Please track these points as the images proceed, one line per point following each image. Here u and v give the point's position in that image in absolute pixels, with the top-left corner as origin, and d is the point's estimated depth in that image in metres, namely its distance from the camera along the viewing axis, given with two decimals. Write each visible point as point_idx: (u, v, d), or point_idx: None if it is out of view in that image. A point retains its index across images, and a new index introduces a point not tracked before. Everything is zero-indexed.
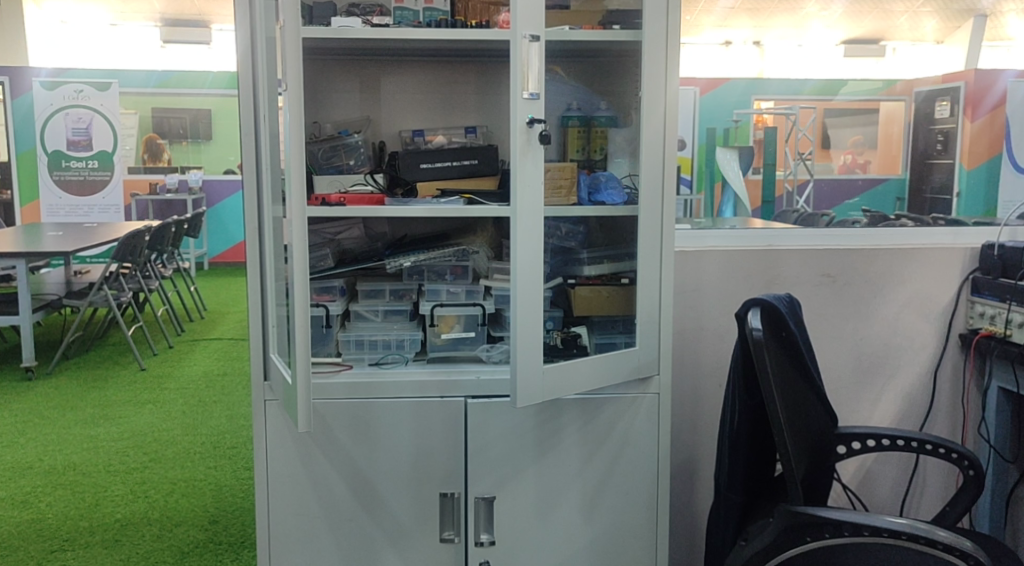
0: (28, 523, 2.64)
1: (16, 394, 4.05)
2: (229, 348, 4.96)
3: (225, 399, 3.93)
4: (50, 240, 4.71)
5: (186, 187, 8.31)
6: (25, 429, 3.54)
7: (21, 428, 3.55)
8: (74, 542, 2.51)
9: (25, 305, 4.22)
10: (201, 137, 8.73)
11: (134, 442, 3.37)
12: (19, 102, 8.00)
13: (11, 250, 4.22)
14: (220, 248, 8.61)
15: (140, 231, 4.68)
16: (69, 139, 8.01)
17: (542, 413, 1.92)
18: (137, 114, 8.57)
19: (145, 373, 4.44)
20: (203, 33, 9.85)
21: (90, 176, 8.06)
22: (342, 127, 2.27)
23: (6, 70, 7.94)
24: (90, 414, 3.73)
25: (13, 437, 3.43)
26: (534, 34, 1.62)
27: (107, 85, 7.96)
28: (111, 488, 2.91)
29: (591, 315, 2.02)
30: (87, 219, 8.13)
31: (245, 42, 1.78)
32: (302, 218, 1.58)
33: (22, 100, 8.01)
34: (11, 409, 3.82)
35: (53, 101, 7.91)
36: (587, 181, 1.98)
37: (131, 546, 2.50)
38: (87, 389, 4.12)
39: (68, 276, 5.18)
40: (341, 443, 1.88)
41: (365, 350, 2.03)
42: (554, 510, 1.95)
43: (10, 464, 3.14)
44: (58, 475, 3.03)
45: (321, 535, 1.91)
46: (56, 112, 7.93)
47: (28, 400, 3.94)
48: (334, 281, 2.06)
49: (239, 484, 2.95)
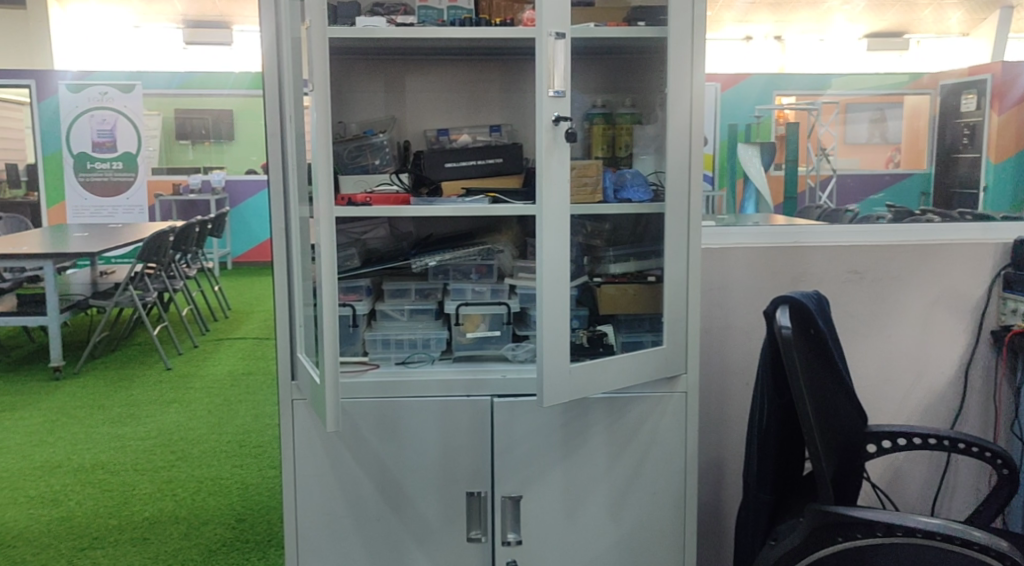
0: (57, 522, 2.66)
1: (44, 394, 4.09)
2: (254, 347, 4.99)
3: (251, 398, 3.95)
4: (77, 240, 4.76)
5: (209, 187, 8.39)
6: (54, 427, 3.57)
7: (50, 427, 3.58)
8: (103, 540, 2.54)
9: (52, 305, 4.25)
10: (224, 138, 8.83)
11: (161, 440, 3.39)
12: (45, 104, 8.08)
13: (38, 251, 4.24)
14: (243, 248, 8.64)
15: (164, 232, 4.70)
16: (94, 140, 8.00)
17: (568, 412, 1.91)
18: (160, 115, 8.60)
19: (170, 372, 4.46)
20: (224, 34, 9.94)
21: (115, 177, 8.10)
22: (368, 127, 2.26)
23: (32, 73, 8.03)
24: (117, 414, 3.75)
25: (42, 437, 3.46)
26: (559, 32, 1.61)
27: (130, 87, 7.92)
28: (139, 486, 2.93)
29: (617, 313, 2.01)
30: (111, 220, 8.16)
31: (269, 42, 1.79)
32: (329, 218, 1.60)
33: (49, 103, 8.08)
34: (40, 408, 3.85)
35: (79, 103, 7.90)
36: (613, 177, 1.98)
37: (160, 544, 2.52)
38: (114, 388, 4.16)
39: (94, 276, 5.22)
40: (368, 442, 1.88)
41: (391, 350, 2.03)
42: (580, 509, 1.94)
43: (39, 463, 3.17)
44: (87, 473, 3.05)
45: (348, 536, 1.91)
46: (81, 114, 7.90)
47: (56, 400, 3.97)
48: (360, 281, 2.07)
49: (265, 483, 2.97)
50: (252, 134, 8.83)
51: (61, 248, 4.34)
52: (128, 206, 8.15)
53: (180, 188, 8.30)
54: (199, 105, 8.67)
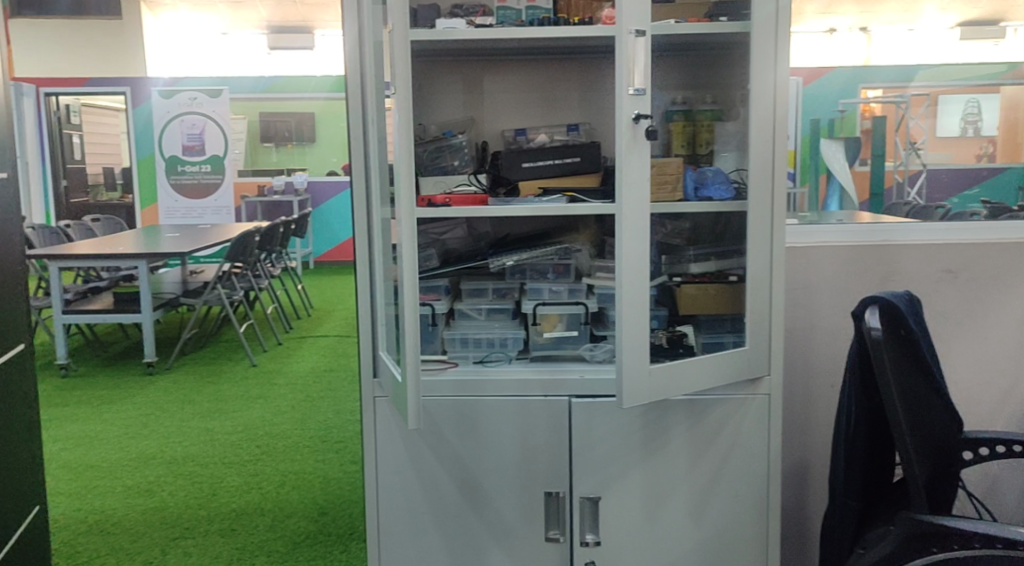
0: (152, 511, 2.78)
1: (139, 388, 4.27)
2: (335, 344, 5.10)
3: (332, 395, 4.05)
4: (168, 241, 4.96)
5: (292, 190, 8.63)
6: (148, 421, 3.73)
7: (144, 420, 3.74)
8: (194, 530, 2.64)
9: (146, 303, 4.44)
10: (306, 141, 9.03)
11: (248, 435, 3.50)
12: (139, 111, 8.42)
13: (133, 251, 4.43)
14: (324, 248, 8.85)
15: (249, 232, 4.84)
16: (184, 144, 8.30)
17: (648, 414, 1.89)
18: (246, 119, 8.98)
19: (255, 368, 4.61)
20: (306, 38, 10.23)
21: (204, 179, 8.37)
22: (447, 128, 2.29)
23: (127, 81, 8.39)
24: (206, 409, 3.89)
25: (137, 429, 3.62)
26: (640, 29, 1.59)
27: (218, 92, 8.17)
28: (227, 479, 3.04)
29: (698, 314, 1.98)
30: (200, 221, 8.45)
31: (352, 47, 1.82)
32: (410, 219, 1.62)
33: (142, 109, 8.43)
34: (135, 402, 4.03)
35: (171, 110, 8.22)
36: (694, 175, 1.94)
37: (247, 535, 2.60)
38: (203, 384, 4.31)
39: (184, 276, 5.43)
40: (447, 440, 1.90)
41: (469, 348, 2.04)
42: (660, 511, 1.92)
43: (135, 454, 3.31)
44: (179, 465, 3.18)
45: (428, 532, 1.94)
46: (173, 119, 8.24)
47: (149, 394, 4.14)
48: (439, 281, 2.09)
49: (346, 478, 3.03)
50: (332, 136, 9.03)
51: (154, 249, 4.52)
52: (216, 208, 8.41)
53: (264, 189, 8.56)
54: (282, 108, 8.93)
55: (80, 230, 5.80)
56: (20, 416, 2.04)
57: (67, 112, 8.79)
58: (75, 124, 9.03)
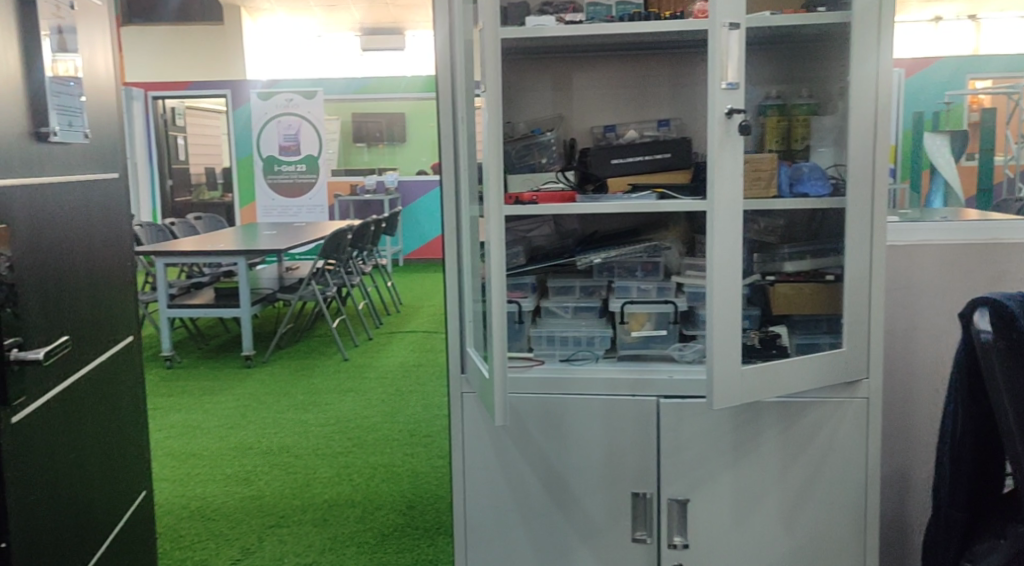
0: (250, 499, 2.89)
1: (238, 380, 4.45)
2: (424, 340, 5.19)
3: (421, 389, 4.12)
4: (266, 238, 5.14)
5: (383, 187, 8.79)
6: (247, 412, 3.87)
7: (243, 411, 3.89)
8: (288, 519, 2.72)
9: (245, 298, 4.61)
10: (397, 140, 9.31)
11: (340, 427, 3.60)
12: (239, 113, 8.77)
13: (233, 248, 4.60)
14: (413, 246, 9.01)
15: (342, 230, 4.97)
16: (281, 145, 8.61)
17: (739, 415, 1.85)
18: (339, 120, 9.30)
19: (347, 362, 4.73)
20: (397, 39, 10.47)
21: (299, 179, 8.66)
22: (536, 126, 2.29)
23: (228, 84, 8.74)
24: (301, 401, 4.01)
25: (236, 419, 3.76)
26: (734, 22, 1.55)
27: (312, 94, 8.49)
28: (319, 470, 3.13)
29: (791, 314, 1.92)
30: (296, 219, 8.73)
31: (443, 47, 1.84)
32: (499, 216, 1.63)
33: (242, 111, 8.77)
34: (234, 393, 4.19)
35: (268, 110, 8.54)
36: (789, 172, 1.85)
37: (339, 526, 2.67)
38: (298, 377, 4.46)
39: (281, 272, 5.62)
40: (534, 438, 1.91)
41: (555, 346, 2.04)
42: (751, 515, 1.88)
43: (235, 444, 3.44)
44: (275, 456, 3.29)
45: (514, 529, 1.95)
46: (270, 120, 8.54)
47: (248, 386, 4.31)
48: (526, 278, 2.11)
49: (433, 472, 3.08)
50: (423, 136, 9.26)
51: (253, 246, 4.69)
52: (310, 207, 8.69)
53: (356, 188, 8.80)
54: (374, 109, 9.17)
55: (183, 227, 6.07)
56: (128, 405, 2.15)
57: (172, 114, 9.18)
58: (179, 126, 9.38)
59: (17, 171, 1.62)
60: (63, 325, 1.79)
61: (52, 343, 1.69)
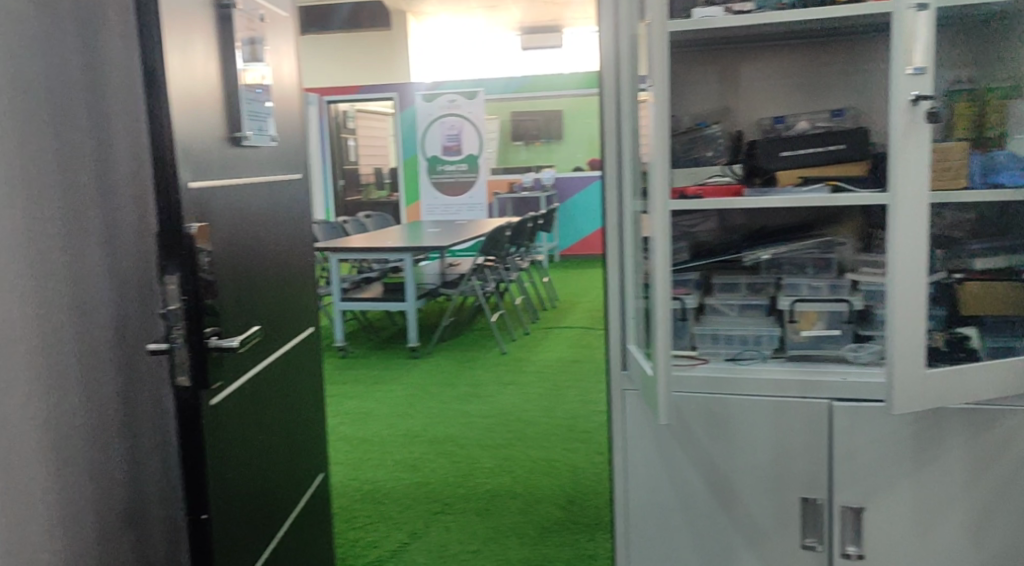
0: (415, 485, 3.01)
1: (404, 370, 4.65)
2: (581, 336, 5.22)
3: (578, 385, 4.15)
4: (430, 235, 5.35)
5: (541, 186, 8.96)
6: (413, 401, 4.04)
7: (409, 400, 4.06)
8: (451, 507, 2.82)
9: (411, 292, 4.81)
10: (554, 138, 9.56)
11: (500, 419, 3.68)
12: (404, 114, 9.17)
13: (400, 245, 4.81)
14: (568, 242, 9.08)
15: (501, 227, 5.08)
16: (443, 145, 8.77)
17: (922, 422, 1.74)
18: (499, 118, 9.55)
19: (506, 356, 4.84)
20: (555, 38, 10.63)
21: (461, 178, 8.82)
22: (701, 119, 2.24)
23: (394, 88, 9.15)
24: (463, 392, 4.14)
25: (403, 408, 3.94)
26: (922, 2, 1.45)
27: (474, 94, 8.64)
28: (480, 460, 3.22)
29: (983, 315, 1.77)
30: (456, 218, 8.90)
31: (608, 43, 1.84)
32: (664, 212, 1.61)
33: (407, 113, 9.16)
34: (401, 383, 4.39)
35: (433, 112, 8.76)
36: (982, 160, 1.72)
37: (500, 516, 2.73)
38: (460, 369, 4.61)
39: (443, 267, 5.82)
40: (697, 438, 1.87)
41: (719, 345, 2.00)
42: (935, 529, 1.77)
43: (402, 431, 3.60)
44: (438, 444, 3.41)
45: (677, 529, 1.92)
46: (434, 121, 8.74)
47: (413, 377, 4.49)
48: (689, 275, 2.07)
49: (592, 468, 3.09)
50: (582, 132, 9.50)
51: (418, 242, 4.89)
52: (470, 205, 8.86)
53: (514, 185, 9.02)
54: (532, 107, 9.45)
55: (355, 225, 6.43)
56: (309, 391, 2.30)
57: (344, 118, 9.79)
58: (351, 128, 10.01)
59: (217, 174, 1.78)
60: (255, 315, 1.94)
61: (246, 331, 1.84)
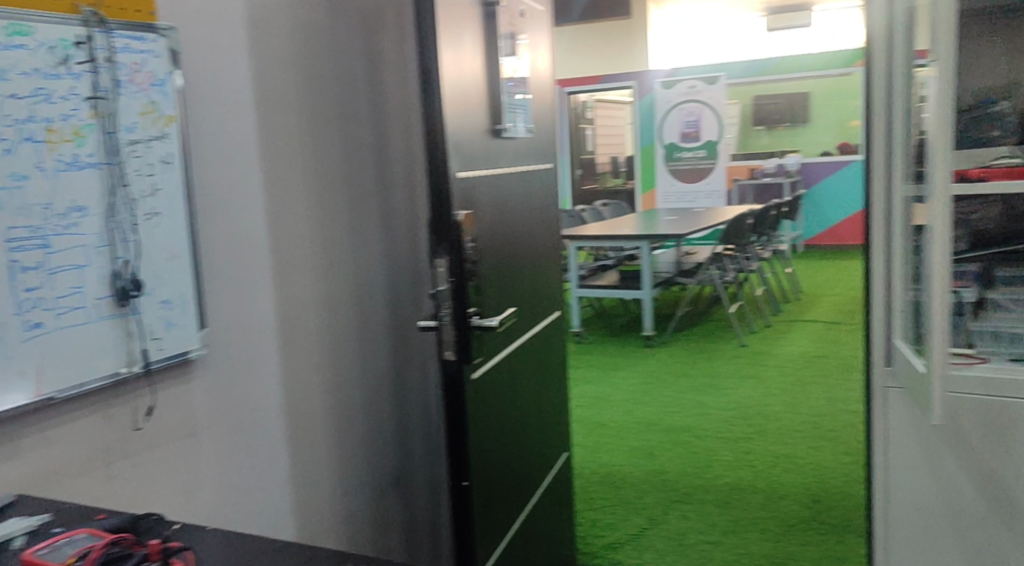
0: (652, 472, 3.02)
1: (641, 357, 4.67)
2: (826, 331, 4.97)
3: (825, 382, 3.95)
4: (668, 223, 5.32)
5: (784, 170, 8.82)
6: (649, 388, 4.05)
7: (645, 387, 4.08)
8: (690, 497, 2.80)
9: (649, 280, 4.82)
10: (799, 121, 9.24)
11: (738, 413, 3.60)
12: (642, 102, 9.14)
13: (637, 233, 4.83)
14: (815, 230, 8.93)
15: (743, 215, 4.96)
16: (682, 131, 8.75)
17: None
18: (739, 104, 9.42)
19: (747, 348, 4.72)
20: (802, 19, 10.22)
21: (700, 165, 8.74)
22: (990, 91, 2.13)
23: (634, 77, 9.21)
24: (700, 383, 4.10)
25: (640, 395, 3.96)
26: None
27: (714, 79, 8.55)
28: (718, 452, 3.16)
29: None
30: (693, 205, 8.85)
31: None
32: (947, 199, 1.49)
33: (643, 102, 9.17)
34: (637, 370, 4.42)
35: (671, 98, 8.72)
36: None
37: (741, 510, 2.68)
38: (697, 359, 4.56)
39: (679, 256, 5.77)
40: (966, 441, 1.88)
41: (1003, 344, 1.93)
42: None
43: (638, 418, 3.62)
44: (675, 434, 3.40)
45: (941, 528, 1.97)
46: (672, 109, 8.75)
47: (648, 364, 4.50)
48: (968, 266, 2.05)
49: (840, 469, 2.94)
50: (825, 116, 9.10)
51: (656, 231, 4.88)
52: (708, 191, 8.79)
53: (757, 173, 8.96)
54: (775, 91, 9.25)
55: (592, 213, 6.51)
56: (557, 373, 2.38)
57: (583, 108, 9.78)
58: (589, 118, 9.91)
59: (480, 164, 1.88)
60: (513, 299, 2.05)
61: (505, 314, 1.95)
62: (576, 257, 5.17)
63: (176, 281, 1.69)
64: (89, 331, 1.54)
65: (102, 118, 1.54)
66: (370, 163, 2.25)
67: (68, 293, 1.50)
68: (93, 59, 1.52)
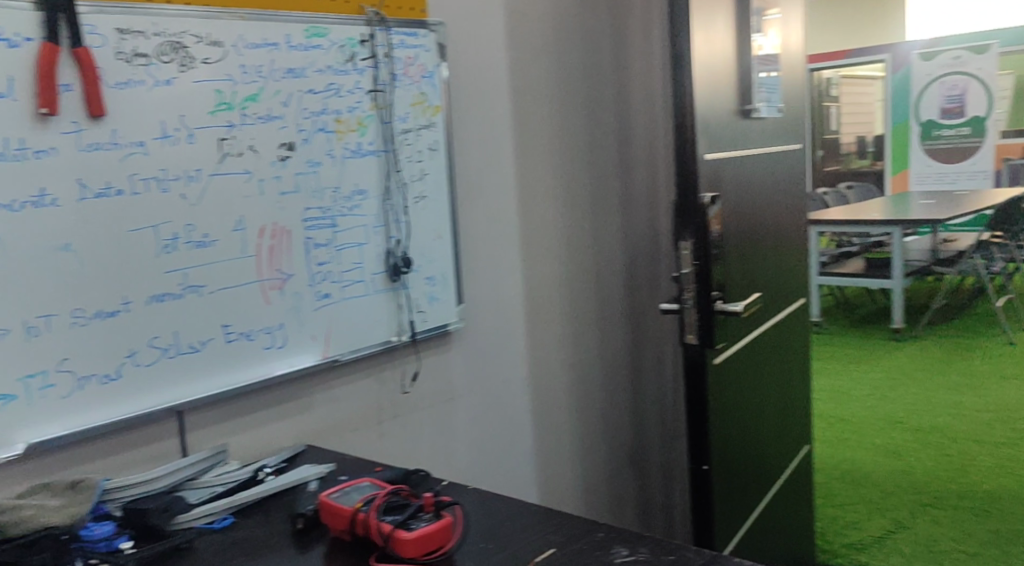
0: (900, 473, 2.83)
1: (887, 351, 4.37)
2: None
3: None
4: (923, 207, 4.91)
5: None
6: (896, 384, 3.79)
7: (892, 382, 3.81)
8: (943, 502, 2.60)
9: (899, 268, 4.48)
10: None
11: (1003, 416, 3.27)
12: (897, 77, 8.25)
13: (886, 217, 4.50)
14: None
15: None
16: (941, 107, 7.82)
17: None
18: (1014, 75, 8.31)
19: (1014, 347, 4.27)
20: None
21: (963, 143, 7.81)
22: None
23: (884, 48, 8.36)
24: (957, 381, 3.76)
25: (886, 390, 3.72)
26: None
27: (987, 47, 7.48)
28: (979, 458, 2.90)
29: None
30: (954, 186, 7.98)
31: None
32: None
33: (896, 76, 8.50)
34: (882, 363, 4.14)
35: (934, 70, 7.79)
36: None
37: (1004, 522, 2.45)
38: (953, 355, 4.19)
39: (934, 244, 5.31)
40: None
41: None
42: None
43: (884, 414, 3.40)
44: (926, 434, 3.15)
45: None
46: (933, 82, 7.81)
47: (895, 358, 4.21)
48: None
49: None
50: None
51: (908, 215, 4.53)
52: (974, 172, 7.82)
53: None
54: None
55: (834, 196, 6.16)
56: (800, 362, 2.30)
57: (828, 85, 9.16)
58: (833, 96, 9.25)
59: (727, 146, 1.85)
60: (757, 283, 2.00)
61: (749, 298, 1.90)
62: (816, 242, 4.92)
63: (440, 259, 1.88)
64: (366, 301, 1.76)
65: (381, 109, 1.75)
66: (614, 149, 2.32)
67: (351, 267, 1.73)
68: (375, 55, 1.72)
